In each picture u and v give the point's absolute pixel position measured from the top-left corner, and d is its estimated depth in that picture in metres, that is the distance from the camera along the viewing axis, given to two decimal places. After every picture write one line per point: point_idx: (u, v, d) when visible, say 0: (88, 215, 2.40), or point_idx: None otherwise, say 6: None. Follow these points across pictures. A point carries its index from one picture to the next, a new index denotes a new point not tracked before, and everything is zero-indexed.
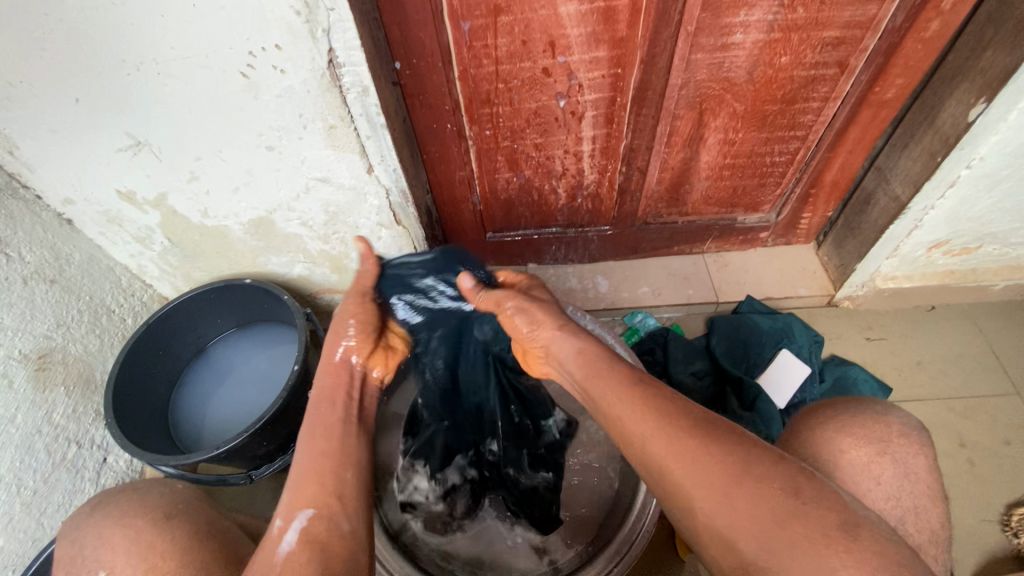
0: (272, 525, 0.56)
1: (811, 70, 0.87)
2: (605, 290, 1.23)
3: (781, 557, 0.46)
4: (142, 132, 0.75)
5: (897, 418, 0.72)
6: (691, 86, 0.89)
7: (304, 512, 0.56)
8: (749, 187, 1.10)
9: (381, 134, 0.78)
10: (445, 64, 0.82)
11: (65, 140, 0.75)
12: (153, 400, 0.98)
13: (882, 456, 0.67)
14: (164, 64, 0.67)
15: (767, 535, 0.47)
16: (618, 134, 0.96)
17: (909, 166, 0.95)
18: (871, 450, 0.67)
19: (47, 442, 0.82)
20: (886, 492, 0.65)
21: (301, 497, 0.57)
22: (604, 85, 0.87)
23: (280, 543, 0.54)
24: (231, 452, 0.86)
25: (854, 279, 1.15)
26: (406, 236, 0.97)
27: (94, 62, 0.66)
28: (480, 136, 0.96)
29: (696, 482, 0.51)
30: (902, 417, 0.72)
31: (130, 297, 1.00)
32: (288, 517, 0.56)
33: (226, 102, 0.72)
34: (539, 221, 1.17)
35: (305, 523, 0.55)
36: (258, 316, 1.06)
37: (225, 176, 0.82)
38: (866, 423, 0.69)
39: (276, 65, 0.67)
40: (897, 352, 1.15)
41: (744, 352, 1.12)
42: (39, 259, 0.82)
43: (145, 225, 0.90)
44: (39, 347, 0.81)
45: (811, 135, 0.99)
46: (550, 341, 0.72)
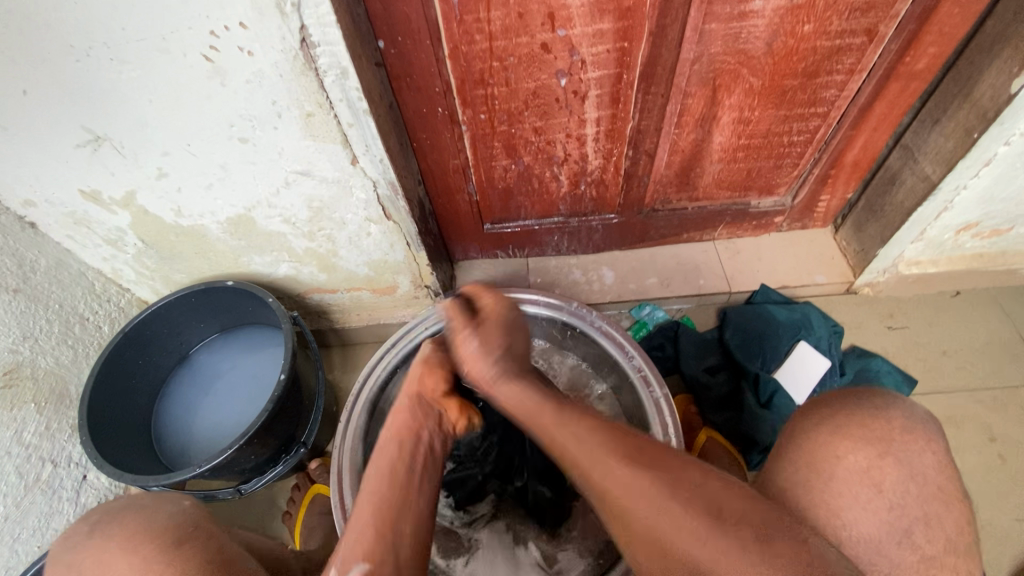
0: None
1: (836, 39, 0.79)
2: (610, 282, 1.17)
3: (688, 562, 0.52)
4: (100, 126, 0.68)
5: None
6: (704, 61, 0.81)
7: (358, 565, 0.53)
8: (765, 169, 1.03)
9: (365, 122, 0.71)
10: (434, 42, 0.75)
11: (15, 136, 0.68)
12: (133, 413, 0.92)
13: (883, 459, 0.59)
14: (116, 48, 0.59)
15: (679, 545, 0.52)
16: (625, 115, 0.89)
17: (940, 143, 0.87)
18: (870, 454, 0.59)
19: (18, 464, 0.76)
20: (887, 502, 0.57)
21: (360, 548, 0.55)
22: (610, 61, 0.80)
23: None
24: (217, 469, 0.81)
25: (875, 265, 1.08)
26: (398, 231, 0.90)
27: (36, 47, 0.59)
28: (475, 120, 0.88)
29: (628, 500, 0.55)
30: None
31: (105, 303, 0.94)
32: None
33: (189, 90, 0.64)
34: (540, 211, 1.10)
35: None
36: (244, 319, 1.00)
37: (196, 171, 0.75)
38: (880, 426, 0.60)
39: (242, 46, 0.60)
40: (920, 340, 1.09)
41: (760, 347, 1.05)
42: (1, 267, 0.75)
43: (115, 226, 0.83)
44: (5, 363, 0.75)
45: (833, 112, 0.91)
46: None
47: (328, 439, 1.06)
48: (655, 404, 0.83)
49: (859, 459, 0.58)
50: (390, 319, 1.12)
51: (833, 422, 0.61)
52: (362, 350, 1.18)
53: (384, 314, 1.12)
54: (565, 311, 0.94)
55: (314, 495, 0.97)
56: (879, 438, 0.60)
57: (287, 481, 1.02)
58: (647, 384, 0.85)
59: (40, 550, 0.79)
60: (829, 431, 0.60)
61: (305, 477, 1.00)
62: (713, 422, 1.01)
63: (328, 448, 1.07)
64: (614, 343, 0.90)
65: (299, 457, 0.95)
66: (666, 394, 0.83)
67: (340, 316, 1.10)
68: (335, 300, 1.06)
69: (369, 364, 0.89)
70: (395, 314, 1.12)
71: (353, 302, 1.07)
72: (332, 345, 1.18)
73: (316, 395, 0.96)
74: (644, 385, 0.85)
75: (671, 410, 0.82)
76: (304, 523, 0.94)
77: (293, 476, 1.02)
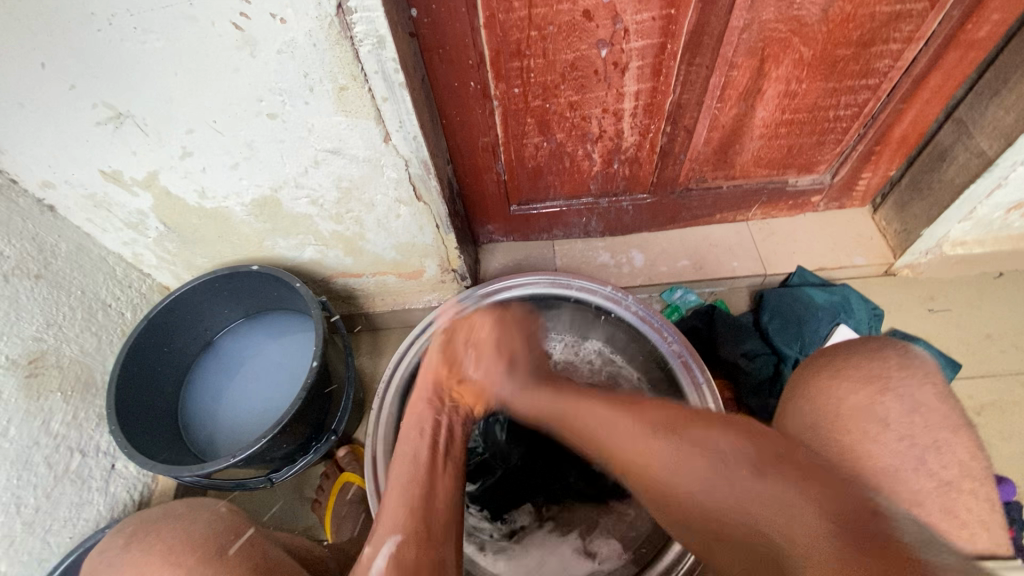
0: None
1: (896, 4, 0.74)
2: (640, 264, 1.13)
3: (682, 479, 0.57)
4: (121, 101, 0.64)
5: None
6: (755, 28, 0.77)
7: (391, 537, 0.54)
8: (806, 145, 0.98)
9: (400, 95, 0.67)
10: (470, 10, 0.70)
11: (32, 113, 0.64)
12: (159, 401, 0.90)
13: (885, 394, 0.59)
14: (140, 16, 0.55)
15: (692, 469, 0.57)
16: (666, 89, 0.84)
17: (999, 116, 0.83)
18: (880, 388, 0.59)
19: (46, 454, 0.74)
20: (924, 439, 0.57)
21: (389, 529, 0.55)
22: (654, 29, 0.75)
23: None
24: (248, 459, 0.79)
25: (918, 246, 1.04)
26: (428, 213, 0.86)
27: (55, 14, 0.55)
28: (508, 95, 0.84)
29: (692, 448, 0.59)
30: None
31: (127, 288, 0.91)
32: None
33: (217, 61, 0.60)
34: (570, 191, 1.06)
35: (392, 550, 0.52)
36: (269, 305, 0.97)
37: (221, 150, 0.71)
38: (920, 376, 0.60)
39: (275, 13, 0.56)
40: (963, 324, 1.06)
41: (798, 330, 1.02)
42: (21, 252, 0.73)
43: (137, 209, 0.80)
44: (29, 351, 0.73)
45: (885, 84, 0.86)
46: None
47: (356, 426, 1.04)
48: (697, 390, 0.80)
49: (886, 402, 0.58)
50: (415, 303, 1.09)
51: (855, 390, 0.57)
52: (387, 335, 1.16)
53: (410, 299, 1.09)
54: (598, 295, 0.90)
55: (343, 484, 0.95)
56: (877, 375, 0.60)
57: (315, 470, 1.00)
58: (689, 370, 0.82)
59: (72, 540, 0.77)
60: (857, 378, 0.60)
61: (334, 466, 0.98)
62: (751, 408, 0.98)
63: (356, 436, 1.05)
64: (650, 328, 0.86)
65: (328, 446, 0.93)
66: (709, 379, 0.80)
67: (365, 301, 1.08)
68: (360, 285, 1.03)
69: (398, 350, 0.86)
70: (421, 298, 1.09)
71: (378, 286, 1.04)
72: (360, 331, 1.15)
73: (345, 382, 0.94)
74: (686, 371, 0.82)
75: (714, 394, 0.78)
76: (334, 513, 0.92)
77: (321, 465, 1.00)
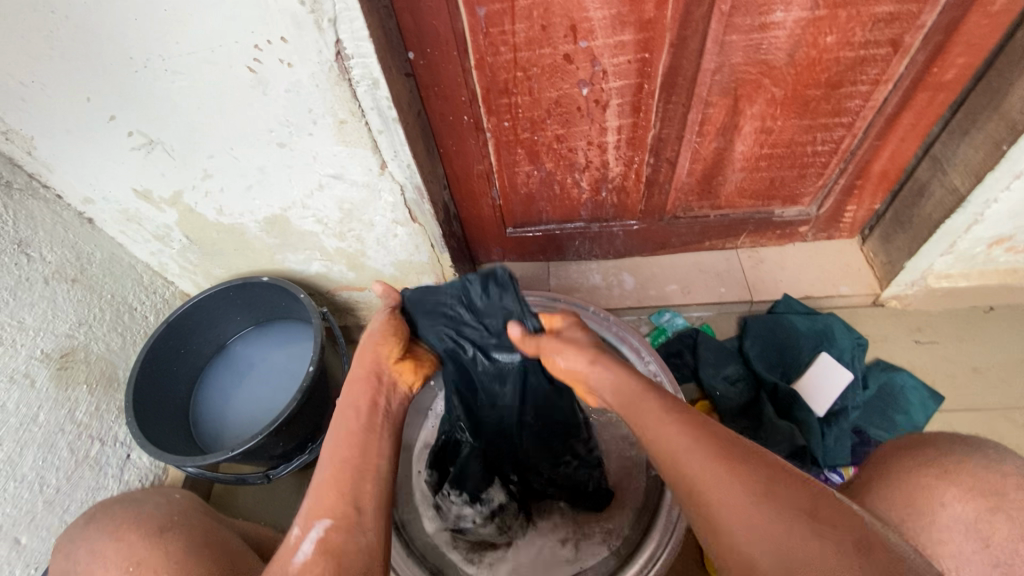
0: (289, 532, 0.54)
1: (859, 50, 0.79)
2: (631, 288, 1.18)
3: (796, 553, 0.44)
4: (153, 130, 0.74)
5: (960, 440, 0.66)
6: (726, 71, 0.82)
7: (322, 520, 0.53)
8: (788, 178, 1.02)
9: (394, 129, 0.75)
10: (461, 54, 0.78)
11: (78, 138, 0.74)
12: (173, 397, 0.98)
13: (993, 513, 0.59)
14: (170, 60, 0.65)
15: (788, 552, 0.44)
16: (646, 124, 0.90)
17: (969, 155, 0.86)
18: (977, 505, 0.59)
19: (69, 440, 0.83)
20: (994, 557, 0.57)
21: (320, 506, 0.54)
22: (630, 71, 0.82)
23: (297, 553, 0.51)
24: (247, 453, 0.85)
25: (903, 278, 1.06)
26: (423, 233, 0.94)
27: (104, 61, 0.65)
28: (499, 128, 0.91)
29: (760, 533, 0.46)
30: (968, 438, 0.66)
31: (152, 294, 1.01)
32: (307, 527, 0.53)
33: (235, 99, 0.69)
34: (562, 216, 1.12)
35: (322, 533, 0.52)
36: (277, 314, 1.05)
37: (237, 173, 0.80)
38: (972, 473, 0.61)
39: (283, 58, 0.64)
40: (950, 356, 1.06)
41: (779, 356, 1.06)
42: (60, 258, 0.83)
43: (163, 224, 0.90)
44: (61, 346, 0.82)
45: (858, 122, 0.91)
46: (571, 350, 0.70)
47: None
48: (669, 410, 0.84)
49: (966, 509, 0.59)
50: None
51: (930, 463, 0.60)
52: None
53: None
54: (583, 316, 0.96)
55: None
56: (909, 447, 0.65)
57: (311, 471, 1.06)
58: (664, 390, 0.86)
59: None
60: (933, 474, 0.62)
61: None
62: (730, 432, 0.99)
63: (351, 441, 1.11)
64: (629, 348, 0.91)
65: (324, 447, 0.99)
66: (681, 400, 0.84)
67: (367, 313, 1.15)
68: (363, 298, 1.10)
69: None
70: None
71: (379, 300, 1.11)
72: (358, 342, 1.23)
73: (342, 388, 1.01)
74: None
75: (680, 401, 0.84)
76: None
77: (317, 467, 1.06)
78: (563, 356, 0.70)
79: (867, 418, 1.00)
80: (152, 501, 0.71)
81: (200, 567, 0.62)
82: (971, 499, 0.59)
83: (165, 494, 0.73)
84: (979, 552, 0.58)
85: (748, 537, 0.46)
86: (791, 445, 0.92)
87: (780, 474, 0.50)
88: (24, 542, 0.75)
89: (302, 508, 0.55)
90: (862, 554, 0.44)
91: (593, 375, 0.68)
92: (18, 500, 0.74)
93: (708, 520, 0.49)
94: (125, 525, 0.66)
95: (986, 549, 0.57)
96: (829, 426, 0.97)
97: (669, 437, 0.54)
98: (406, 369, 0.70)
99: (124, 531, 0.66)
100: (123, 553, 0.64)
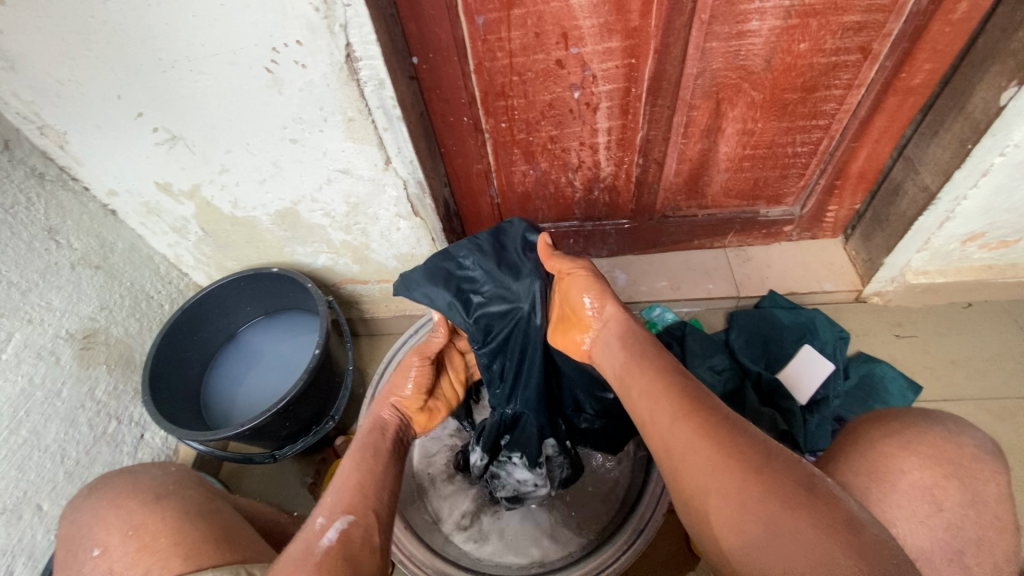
0: (313, 521, 0.58)
1: (831, 56, 0.85)
2: (622, 284, 1.23)
3: (780, 523, 0.46)
4: (176, 127, 0.80)
5: (931, 417, 0.67)
6: (708, 76, 0.89)
7: (345, 515, 0.58)
8: (771, 179, 1.08)
9: (398, 126, 0.81)
10: (461, 59, 0.85)
11: (107, 133, 0.81)
12: (186, 381, 1.03)
13: (947, 480, 0.61)
14: (195, 61, 0.71)
15: (774, 520, 0.47)
16: (634, 125, 0.96)
17: (939, 154, 0.91)
18: (935, 473, 0.61)
19: (89, 417, 0.88)
20: (945, 520, 0.60)
21: (341, 503, 0.59)
22: (619, 76, 0.88)
23: (320, 538, 0.55)
24: (254, 430, 0.90)
25: (883, 274, 1.11)
26: (424, 227, 0.99)
27: (136, 62, 0.71)
28: (497, 129, 0.97)
29: (744, 504, 0.49)
30: (933, 411, 0.67)
31: (168, 284, 1.07)
32: (331, 517, 0.58)
33: (253, 98, 0.76)
34: (557, 214, 1.17)
35: (344, 525, 0.57)
36: (285, 305, 1.11)
37: (252, 167, 0.86)
38: (940, 445, 0.63)
39: (298, 60, 0.71)
40: (928, 349, 1.11)
41: (763, 348, 1.11)
42: (86, 246, 0.90)
43: (181, 216, 0.96)
44: (84, 328, 0.88)
45: (835, 125, 0.96)
46: (602, 298, 0.78)
47: (354, 418, 1.15)
48: None
49: (925, 476, 0.61)
50: (414, 310, 1.22)
51: (897, 432, 0.64)
52: (388, 340, 1.28)
53: (411, 307, 1.21)
54: None
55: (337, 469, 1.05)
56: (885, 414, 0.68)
57: (314, 455, 1.11)
58: None
59: None
60: (896, 444, 0.63)
61: (332, 452, 1.10)
62: None
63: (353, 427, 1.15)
64: None
65: (327, 431, 1.04)
66: None
67: (370, 306, 1.21)
68: (367, 291, 1.16)
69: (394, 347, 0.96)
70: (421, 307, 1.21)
71: (382, 293, 1.17)
72: (361, 335, 1.28)
73: (346, 376, 1.05)
74: None
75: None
76: None
77: (320, 451, 1.11)
78: (589, 296, 0.78)
79: (847, 406, 1.04)
80: (147, 472, 0.73)
81: (198, 528, 0.64)
82: (928, 467, 0.62)
83: (160, 466, 0.75)
84: (931, 514, 0.61)
85: (740, 512, 0.49)
86: (773, 429, 0.98)
87: (778, 453, 0.52)
88: (46, 509, 0.79)
89: (324, 502, 0.60)
90: (854, 531, 0.45)
91: (621, 317, 0.76)
92: (42, 469, 0.79)
93: (704, 497, 0.52)
94: (122, 495, 0.68)
95: (939, 512, 0.60)
96: (812, 413, 1.02)
97: (667, 417, 0.58)
98: (421, 419, 0.85)
99: (121, 500, 0.68)
100: (123, 518, 0.66)
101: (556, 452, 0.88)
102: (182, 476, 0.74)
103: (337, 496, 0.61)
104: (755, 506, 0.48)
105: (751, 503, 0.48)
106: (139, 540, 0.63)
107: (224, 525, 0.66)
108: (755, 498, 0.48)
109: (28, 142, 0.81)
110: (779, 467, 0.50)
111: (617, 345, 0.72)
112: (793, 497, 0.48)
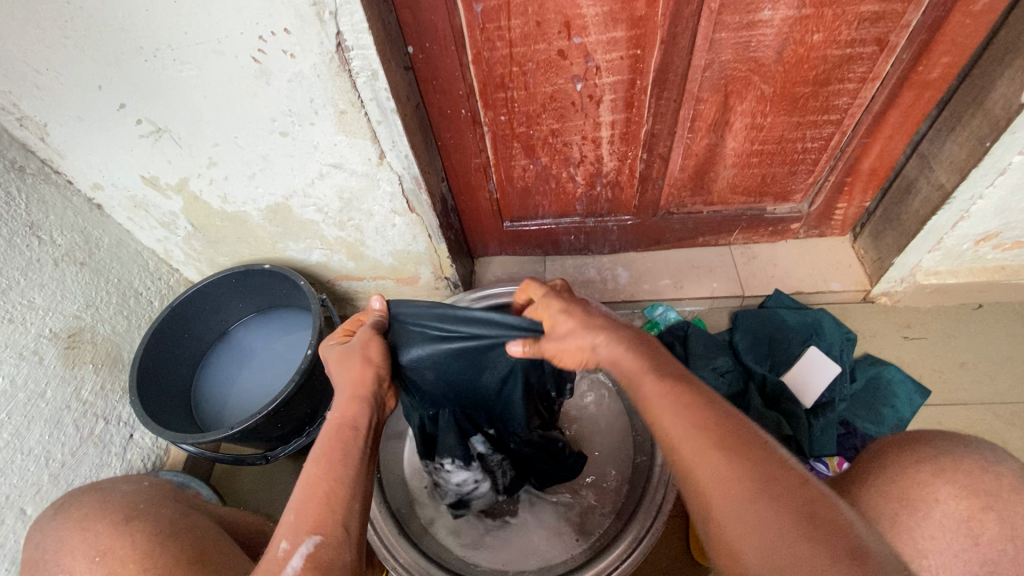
0: (276, 547, 0.52)
1: (846, 48, 0.81)
2: (625, 282, 1.20)
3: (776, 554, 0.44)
4: (161, 119, 0.77)
5: (954, 437, 0.65)
6: (716, 68, 0.85)
7: (313, 536, 0.52)
8: (779, 175, 1.05)
9: (392, 119, 0.77)
10: (459, 48, 0.81)
11: (89, 125, 0.77)
12: (176, 380, 1.01)
13: (985, 513, 0.59)
14: (178, 50, 0.68)
15: (769, 551, 0.45)
16: (639, 119, 0.93)
17: (954, 152, 0.88)
18: (972, 506, 0.59)
19: (75, 417, 0.86)
20: (982, 555, 0.58)
21: (306, 522, 0.53)
22: (623, 67, 0.84)
23: (285, 567, 0.50)
24: (245, 432, 0.88)
25: (892, 274, 1.08)
26: (420, 224, 0.96)
27: (116, 51, 0.68)
28: (496, 122, 0.94)
29: (739, 530, 0.47)
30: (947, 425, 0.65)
31: (157, 280, 1.04)
32: (296, 541, 0.52)
33: (241, 88, 0.72)
34: (558, 210, 1.14)
35: (311, 549, 0.51)
36: (278, 302, 1.08)
37: (241, 161, 0.83)
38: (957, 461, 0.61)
39: (286, 49, 0.67)
40: (938, 352, 1.08)
41: (768, 348, 1.07)
42: (70, 242, 0.87)
43: (170, 211, 0.93)
44: (69, 326, 0.85)
45: (847, 120, 0.93)
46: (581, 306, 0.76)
47: None
48: None
49: (961, 507, 0.59)
50: None
51: (930, 457, 0.63)
52: None
53: None
54: None
55: None
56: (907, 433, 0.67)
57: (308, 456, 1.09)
58: None
59: None
60: (928, 470, 0.62)
61: None
62: None
63: None
64: None
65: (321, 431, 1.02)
66: None
67: (366, 303, 1.18)
68: (362, 288, 1.13)
69: None
70: None
71: (377, 290, 1.14)
72: None
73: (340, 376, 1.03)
74: None
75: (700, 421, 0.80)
76: None
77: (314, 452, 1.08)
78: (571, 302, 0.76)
79: (854, 410, 1.02)
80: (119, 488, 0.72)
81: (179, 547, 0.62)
82: (965, 497, 0.59)
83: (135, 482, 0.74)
84: (967, 548, 0.59)
85: (737, 537, 0.47)
86: (777, 432, 0.95)
87: (781, 472, 0.48)
88: (30, 513, 0.77)
89: (286, 520, 0.55)
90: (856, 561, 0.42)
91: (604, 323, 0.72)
92: (25, 472, 0.77)
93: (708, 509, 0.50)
94: (92, 516, 0.66)
95: (976, 546, 0.58)
96: (816, 417, 0.99)
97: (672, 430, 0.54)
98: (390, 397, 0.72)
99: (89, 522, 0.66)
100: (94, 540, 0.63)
101: (490, 450, 0.84)
102: (154, 492, 0.73)
103: (302, 512, 0.54)
104: (749, 533, 0.46)
105: (745, 530, 0.47)
106: (107, 566, 0.61)
107: (199, 547, 0.64)
108: (749, 527, 0.46)
109: (8, 133, 0.78)
110: (783, 490, 0.47)
111: (604, 357, 0.65)
112: (791, 525, 0.45)
